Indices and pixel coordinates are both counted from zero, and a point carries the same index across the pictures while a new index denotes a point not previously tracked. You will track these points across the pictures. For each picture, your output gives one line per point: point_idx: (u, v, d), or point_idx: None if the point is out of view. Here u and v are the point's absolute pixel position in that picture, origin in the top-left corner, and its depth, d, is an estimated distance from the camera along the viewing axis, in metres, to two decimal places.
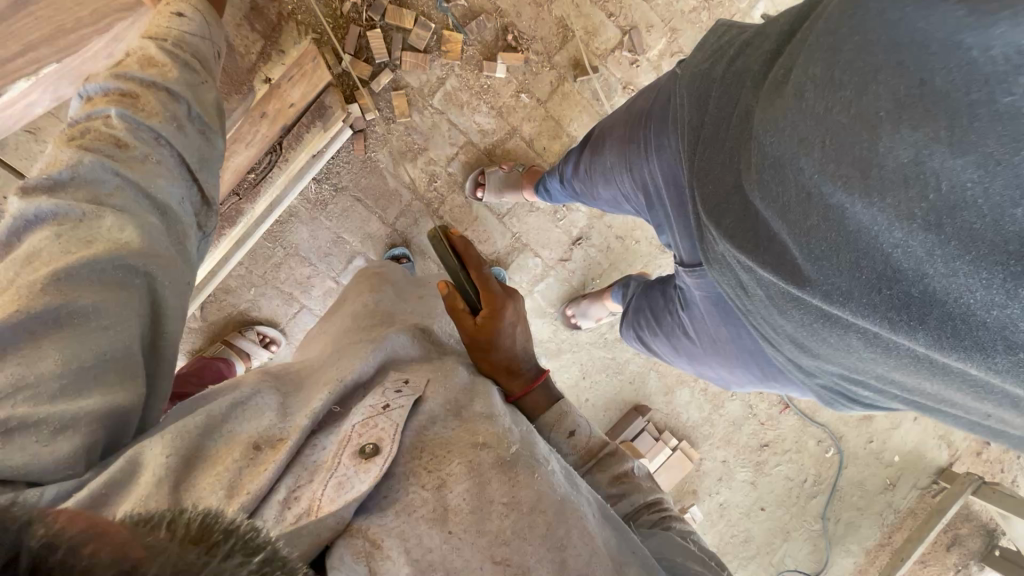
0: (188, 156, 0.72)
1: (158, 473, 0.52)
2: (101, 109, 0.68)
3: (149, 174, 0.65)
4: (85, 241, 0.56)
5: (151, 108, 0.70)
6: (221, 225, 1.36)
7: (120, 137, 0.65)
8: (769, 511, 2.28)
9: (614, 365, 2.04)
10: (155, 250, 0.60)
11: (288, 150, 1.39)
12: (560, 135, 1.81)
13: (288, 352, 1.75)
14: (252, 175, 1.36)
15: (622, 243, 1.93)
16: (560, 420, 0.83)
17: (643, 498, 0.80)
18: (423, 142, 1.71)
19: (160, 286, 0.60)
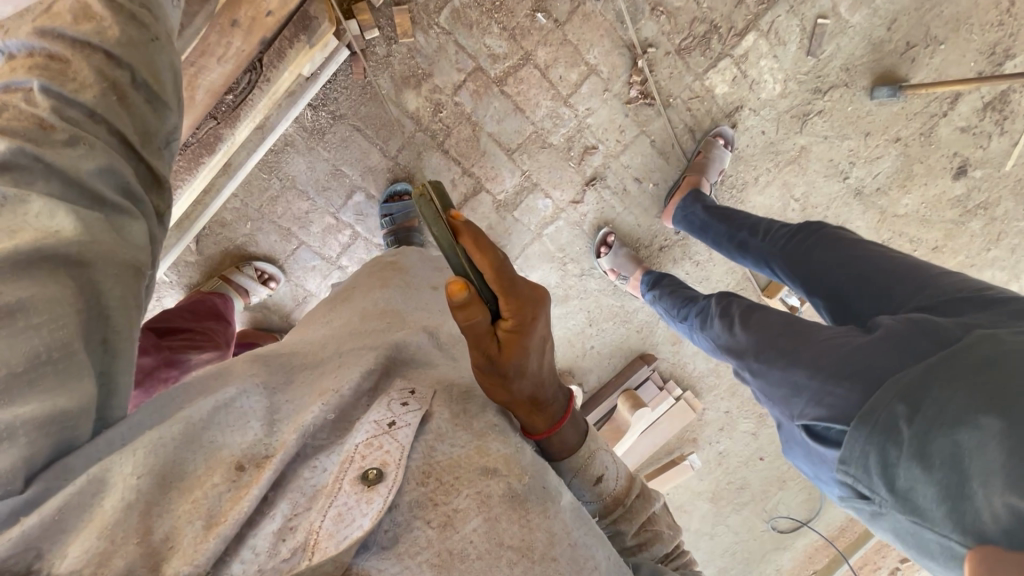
0: (129, 132, 0.67)
1: (128, 497, 0.49)
2: (22, 79, 0.63)
3: (76, 155, 0.59)
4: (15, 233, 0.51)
5: (81, 77, 0.65)
6: (200, 152, 1.23)
7: (43, 117, 0.60)
8: (768, 461, 2.30)
9: (622, 313, 1.98)
10: (91, 234, 0.56)
11: (269, 68, 1.23)
12: (578, 63, 1.64)
13: (288, 289, 1.70)
14: (231, 97, 1.23)
15: (639, 186, 1.81)
16: (589, 465, 0.76)
17: (662, 549, 0.79)
18: (427, 67, 1.56)
19: (102, 284, 0.55)
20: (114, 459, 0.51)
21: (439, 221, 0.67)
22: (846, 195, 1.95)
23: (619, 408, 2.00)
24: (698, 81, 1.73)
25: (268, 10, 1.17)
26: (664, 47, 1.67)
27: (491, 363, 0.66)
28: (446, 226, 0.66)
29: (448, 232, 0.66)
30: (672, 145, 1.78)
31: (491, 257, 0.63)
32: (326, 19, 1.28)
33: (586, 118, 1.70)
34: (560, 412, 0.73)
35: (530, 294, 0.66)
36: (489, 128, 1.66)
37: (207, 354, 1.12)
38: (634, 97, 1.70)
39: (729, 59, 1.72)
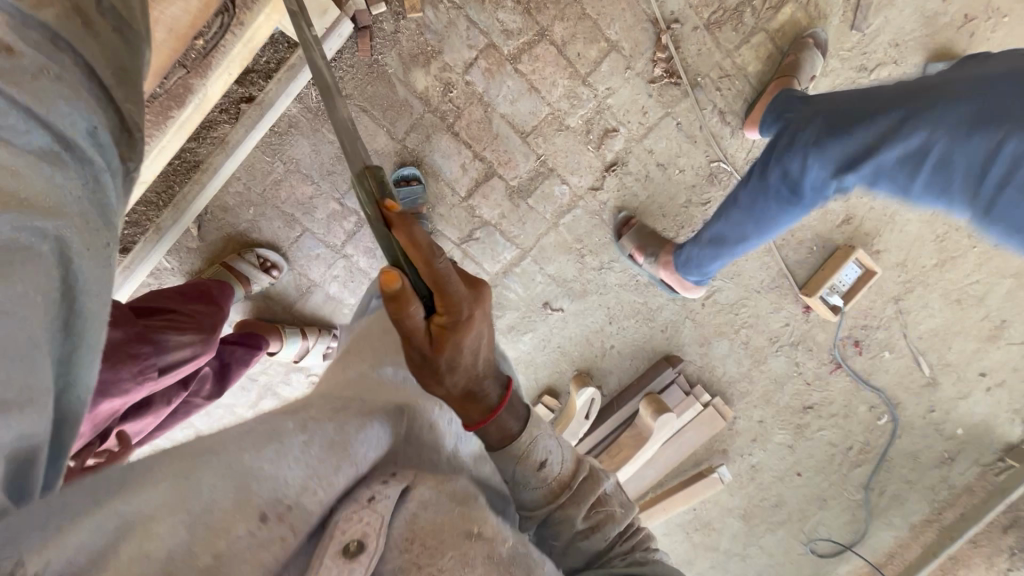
0: (98, 67, 0.61)
1: (103, 545, 0.37)
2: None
3: (48, 97, 0.53)
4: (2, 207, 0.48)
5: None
6: (170, 105, 1.07)
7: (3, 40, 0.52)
8: (806, 477, 2.10)
9: (645, 311, 1.84)
10: (69, 216, 0.53)
11: (243, 10, 1.06)
12: (598, 39, 1.53)
13: (292, 278, 1.64)
14: (200, 42, 1.06)
15: (663, 172, 1.68)
16: (530, 452, 0.68)
17: (617, 529, 0.70)
18: (437, 43, 1.48)
19: (78, 272, 0.54)
20: (112, 501, 0.39)
21: (374, 212, 0.63)
22: None
23: (641, 413, 1.85)
24: (729, 59, 1.60)
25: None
26: (692, 21, 1.55)
27: (423, 356, 0.64)
28: (381, 216, 0.63)
29: (383, 223, 0.63)
30: (700, 128, 1.65)
31: (426, 252, 0.61)
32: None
33: (606, 99, 1.59)
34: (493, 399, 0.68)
35: (467, 292, 0.64)
36: (503, 109, 1.57)
37: (186, 336, 1.04)
38: (658, 76, 1.58)
39: (764, 34, 1.58)
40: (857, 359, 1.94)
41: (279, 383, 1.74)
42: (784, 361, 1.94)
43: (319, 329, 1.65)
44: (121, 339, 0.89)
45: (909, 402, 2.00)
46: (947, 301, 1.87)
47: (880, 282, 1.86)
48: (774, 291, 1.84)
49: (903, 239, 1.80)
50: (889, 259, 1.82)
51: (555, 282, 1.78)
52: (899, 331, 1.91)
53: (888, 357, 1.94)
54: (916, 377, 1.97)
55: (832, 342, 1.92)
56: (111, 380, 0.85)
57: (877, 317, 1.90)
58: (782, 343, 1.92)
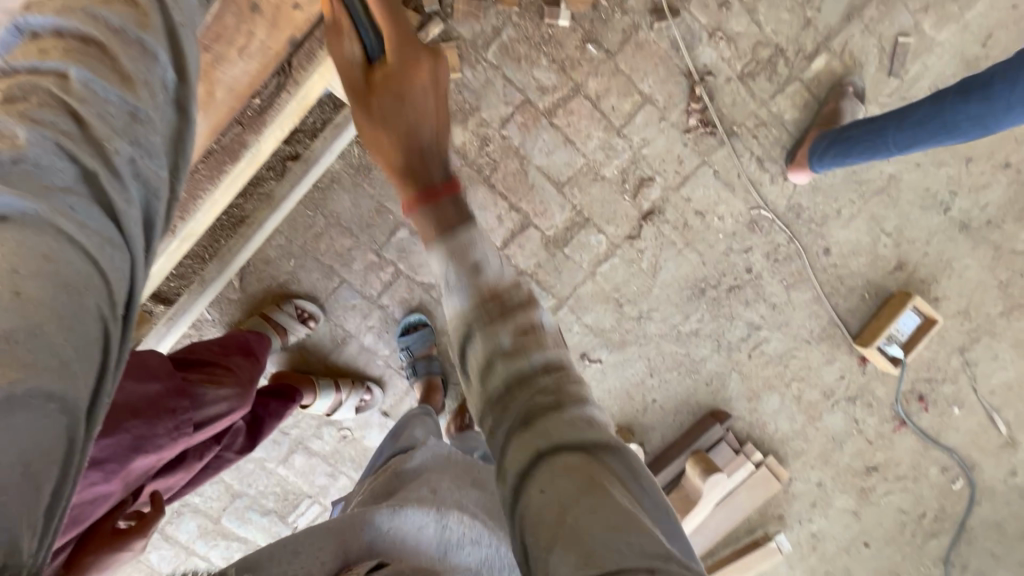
0: (164, 135, 0.63)
1: None
2: (53, 63, 0.57)
3: (113, 167, 0.57)
4: (51, 278, 0.48)
5: (124, 71, 0.60)
6: (225, 160, 1.14)
7: (76, 110, 0.56)
8: (875, 549, 1.90)
9: (688, 363, 1.76)
10: (112, 294, 0.54)
11: (298, 70, 1.13)
12: (632, 93, 1.56)
13: (327, 329, 1.64)
14: (257, 101, 1.13)
15: (701, 220, 1.65)
16: (461, 243, 0.71)
17: (542, 359, 0.65)
18: (474, 101, 1.54)
19: (112, 340, 0.53)
20: None
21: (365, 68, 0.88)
22: (949, 229, 1.66)
23: (689, 473, 1.74)
24: (764, 108, 1.60)
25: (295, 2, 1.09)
26: (725, 74, 1.57)
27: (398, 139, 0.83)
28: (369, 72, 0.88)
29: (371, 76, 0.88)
30: (738, 175, 1.63)
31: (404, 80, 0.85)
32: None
33: (641, 149, 1.60)
34: (518, 298, 0.69)
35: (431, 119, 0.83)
36: (538, 161, 1.59)
37: (225, 390, 1.03)
38: (693, 126, 1.59)
39: (799, 83, 1.58)
40: (924, 416, 1.79)
41: (310, 437, 1.70)
42: (842, 417, 1.80)
43: (352, 382, 1.62)
44: (160, 393, 0.88)
45: (986, 464, 1.82)
46: (1018, 352, 1.73)
47: (942, 332, 1.74)
48: (826, 341, 1.74)
49: (963, 285, 1.69)
50: (950, 307, 1.71)
51: (592, 333, 1.73)
52: (968, 385, 1.76)
53: (958, 414, 1.79)
54: (992, 436, 1.80)
55: (893, 397, 1.78)
56: (147, 435, 0.83)
57: (942, 369, 1.76)
58: (838, 397, 1.79)
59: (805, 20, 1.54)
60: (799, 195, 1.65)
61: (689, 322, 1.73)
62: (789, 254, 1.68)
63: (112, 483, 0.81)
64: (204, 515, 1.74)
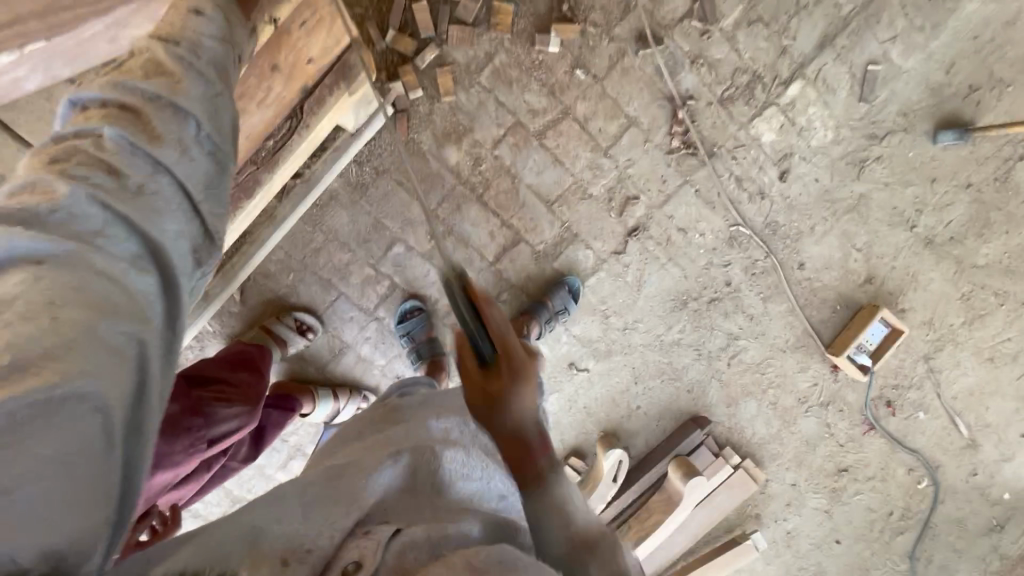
0: (192, 186, 0.67)
1: None
2: (94, 125, 0.63)
3: (144, 207, 0.61)
4: (81, 301, 0.51)
5: (154, 130, 0.65)
6: (239, 196, 1.25)
7: (111, 163, 0.61)
8: (846, 545, 2.01)
9: (670, 371, 1.85)
10: (141, 312, 0.56)
11: (309, 115, 1.22)
12: (618, 115, 1.64)
13: (326, 340, 1.70)
14: (270, 142, 1.23)
15: (684, 236, 1.74)
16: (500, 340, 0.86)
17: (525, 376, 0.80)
18: (468, 122, 1.61)
19: (147, 356, 0.55)
20: None
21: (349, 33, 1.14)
22: (915, 245, 1.77)
23: (670, 476, 1.84)
24: (743, 130, 1.68)
25: (308, 56, 1.16)
26: (706, 98, 1.65)
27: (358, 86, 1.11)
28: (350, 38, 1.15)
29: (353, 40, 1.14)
30: (718, 194, 1.72)
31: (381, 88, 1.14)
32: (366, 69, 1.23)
33: (626, 169, 1.68)
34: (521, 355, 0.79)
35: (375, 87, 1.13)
36: (529, 180, 1.67)
37: (235, 408, 1.09)
38: (676, 147, 1.67)
39: (775, 107, 1.67)
40: (891, 420, 1.90)
41: (308, 443, 1.76)
42: (815, 422, 1.91)
43: (349, 390, 1.69)
44: (178, 413, 0.97)
45: (949, 464, 1.93)
46: (980, 360, 1.84)
47: (908, 341, 1.84)
48: (800, 350, 1.84)
49: (927, 298, 1.80)
50: (915, 317, 1.82)
51: (580, 342, 1.83)
52: (933, 391, 1.88)
53: (923, 418, 1.90)
54: (955, 438, 1.91)
55: (863, 402, 1.89)
56: (166, 452, 0.92)
57: (908, 376, 1.87)
58: (812, 403, 1.89)
59: (782, 48, 1.62)
60: (775, 212, 1.74)
61: (671, 333, 1.81)
62: (766, 268, 1.77)
63: (137, 498, 0.90)
64: (204, 518, 1.81)
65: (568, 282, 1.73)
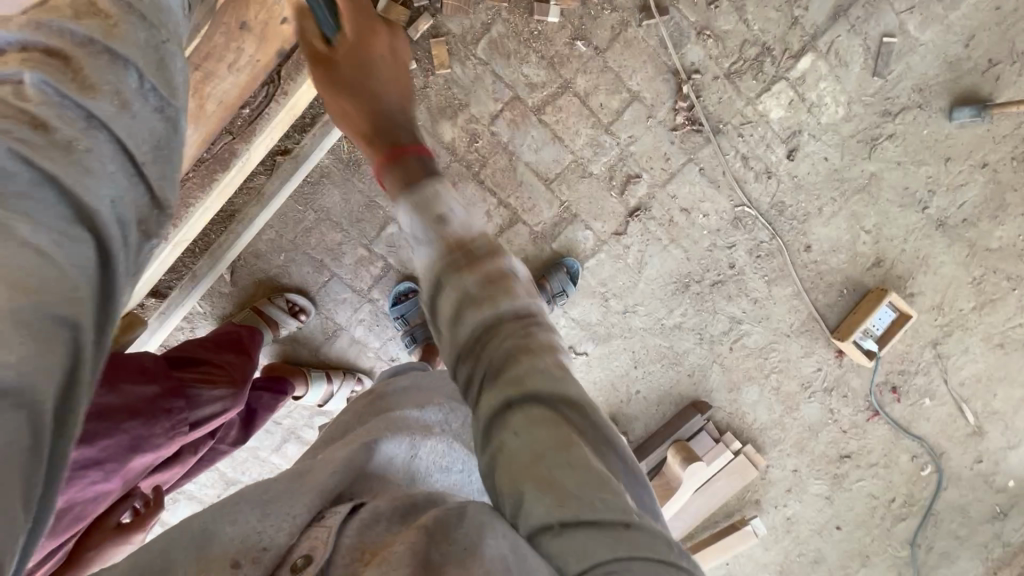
0: (132, 143, 0.58)
1: None
2: (10, 71, 0.54)
3: (79, 168, 0.51)
4: (2, 279, 0.40)
5: (86, 78, 0.57)
6: (215, 167, 1.20)
7: (37, 114, 0.52)
8: (846, 532, 1.99)
9: (671, 355, 1.81)
10: (77, 292, 0.46)
11: (287, 81, 1.18)
12: (620, 90, 1.57)
13: (319, 322, 1.67)
14: (247, 111, 1.18)
15: (687, 217, 1.69)
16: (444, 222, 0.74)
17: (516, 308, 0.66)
18: (463, 96, 1.55)
19: (83, 348, 0.45)
20: None
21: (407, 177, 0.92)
22: (926, 227, 1.71)
23: (670, 461, 1.82)
24: (750, 106, 1.61)
25: (283, 16, 1.11)
26: (712, 71, 1.58)
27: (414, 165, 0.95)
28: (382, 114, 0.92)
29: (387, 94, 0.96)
30: (723, 173, 1.65)
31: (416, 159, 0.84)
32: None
33: (628, 146, 1.62)
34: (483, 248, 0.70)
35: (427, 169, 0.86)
36: (527, 157, 1.61)
37: (219, 390, 1.06)
38: (680, 123, 1.61)
39: (785, 82, 1.60)
40: (896, 407, 1.87)
41: (302, 426, 1.74)
42: (818, 408, 1.87)
43: (343, 373, 1.66)
44: (158, 394, 0.93)
45: (953, 452, 1.90)
46: (989, 345, 1.80)
47: (916, 326, 1.79)
48: (804, 335, 1.80)
49: (938, 282, 1.75)
50: (925, 302, 1.77)
51: (579, 326, 1.78)
52: (939, 377, 1.83)
53: (929, 405, 1.86)
54: (960, 426, 1.87)
55: (867, 388, 1.85)
56: (145, 435, 0.88)
57: (915, 362, 1.83)
58: (815, 389, 1.85)
59: (792, 19, 1.55)
60: (782, 192, 1.68)
61: (673, 316, 1.77)
62: (771, 250, 1.72)
63: (114, 481, 0.86)
64: (199, 500, 1.80)
65: (567, 264, 1.69)
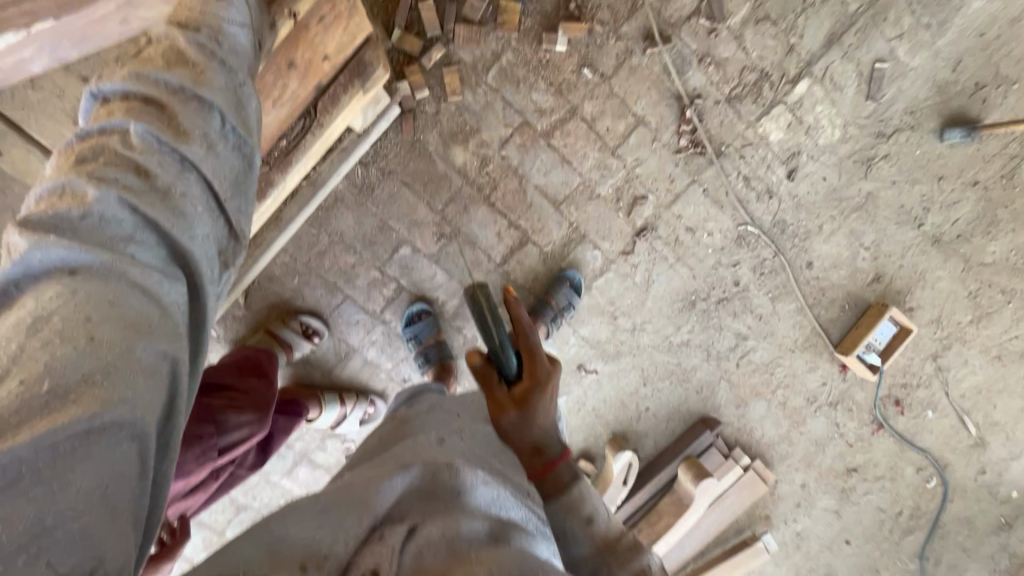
0: (215, 183, 0.66)
1: None
2: (119, 122, 0.61)
3: (175, 211, 0.60)
4: (118, 318, 0.50)
5: (180, 125, 0.64)
6: (251, 198, 1.23)
7: (140, 163, 0.59)
8: (856, 546, 2.00)
9: (680, 372, 1.83)
10: (174, 328, 0.55)
11: (322, 114, 1.21)
12: (626, 114, 1.62)
13: (331, 344, 1.68)
14: (283, 143, 1.22)
15: (692, 236, 1.73)
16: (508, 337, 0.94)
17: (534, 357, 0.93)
18: (474, 122, 1.59)
19: (181, 375, 0.54)
20: None
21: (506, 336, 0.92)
22: (922, 243, 1.76)
23: (681, 479, 1.82)
24: (751, 129, 1.67)
25: (325, 53, 1.14)
26: (713, 96, 1.64)
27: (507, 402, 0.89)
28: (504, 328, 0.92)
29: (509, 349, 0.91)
30: (727, 193, 1.70)
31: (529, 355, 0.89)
32: (381, 66, 1.21)
33: (634, 168, 1.66)
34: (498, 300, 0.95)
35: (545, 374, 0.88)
36: (537, 180, 1.65)
37: (246, 416, 1.07)
38: (684, 146, 1.66)
39: (783, 106, 1.66)
40: (899, 419, 1.89)
41: (314, 449, 1.73)
42: (824, 422, 1.90)
43: (356, 395, 1.66)
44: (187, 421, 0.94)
45: (957, 463, 1.92)
46: (987, 357, 1.84)
47: (916, 339, 1.83)
48: (809, 350, 1.83)
49: (935, 296, 1.79)
50: (923, 316, 1.81)
51: (588, 344, 1.81)
52: (941, 389, 1.87)
53: (931, 417, 1.89)
54: (963, 437, 1.90)
55: (872, 402, 1.88)
56: (176, 463, 0.89)
57: (916, 375, 1.86)
58: (820, 403, 1.88)
59: (789, 46, 1.61)
60: (783, 211, 1.73)
61: (680, 334, 1.80)
62: (774, 267, 1.76)
63: None
64: (209, 527, 1.78)
65: (569, 276, 1.70)
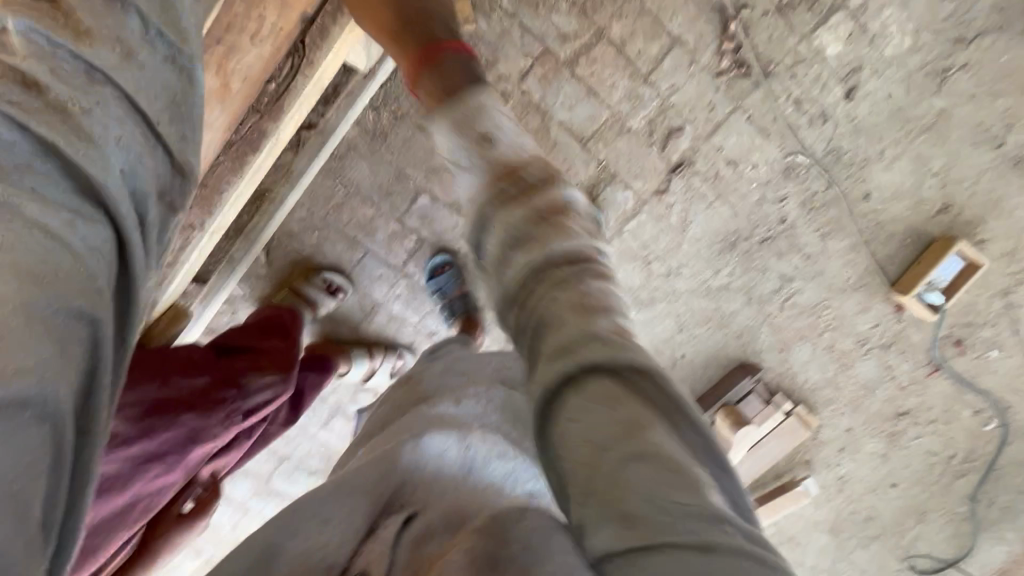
0: (146, 106, 0.58)
1: None
2: (4, 24, 0.52)
3: (90, 139, 0.50)
4: (19, 269, 0.41)
5: (90, 34, 0.56)
6: (245, 150, 1.19)
7: (33, 76, 0.50)
8: (902, 488, 1.95)
9: (717, 318, 1.77)
10: (91, 280, 0.46)
11: (312, 50, 1.12)
12: (660, 34, 1.43)
13: (357, 300, 1.66)
14: (273, 85, 1.14)
15: (734, 170, 1.58)
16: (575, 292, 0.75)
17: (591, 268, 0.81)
18: (490, 54, 1.45)
19: (104, 335, 0.47)
20: None
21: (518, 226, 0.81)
22: (1001, 167, 1.53)
23: (719, 425, 1.81)
24: (804, 43, 1.42)
25: None
26: (762, 6, 1.40)
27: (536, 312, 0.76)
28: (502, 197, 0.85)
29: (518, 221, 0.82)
30: (774, 119, 1.52)
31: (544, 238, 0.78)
32: None
33: (669, 96, 1.50)
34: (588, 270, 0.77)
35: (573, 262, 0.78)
36: (561, 117, 1.54)
37: (270, 377, 1.06)
38: (727, 67, 1.46)
39: (844, 12, 1.39)
40: (960, 361, 1.75)
41: (349, 402, 1.76)
42: (875, 365, 1.78)
43: (384, 349, 1.66)
44: (206, 386, 0.96)
45: None
46: None
47: (985, 276, 1.65)
48: (861, 290, 1.69)
49: (1014, 226, 1.59)
50: (998, 249, 1.62)
51: (621, 291, 1.73)
52: (1011, 328, 1.69)
53: (997, 357, 1.73)
54: None
55: (930, 342, 1.74)
56: (201, 426, 0.93)
57: (984, 315, 1.69)
58: (872, 346, 1.76)
59: None
60: (840, 136, 1.54)
61: (718, 277, 1.72)
62: (826, 201, 1.60)
63: (177, 472, 0.92)
64: (258, 475, 1.88)
65: (588, 215, 1.58)
